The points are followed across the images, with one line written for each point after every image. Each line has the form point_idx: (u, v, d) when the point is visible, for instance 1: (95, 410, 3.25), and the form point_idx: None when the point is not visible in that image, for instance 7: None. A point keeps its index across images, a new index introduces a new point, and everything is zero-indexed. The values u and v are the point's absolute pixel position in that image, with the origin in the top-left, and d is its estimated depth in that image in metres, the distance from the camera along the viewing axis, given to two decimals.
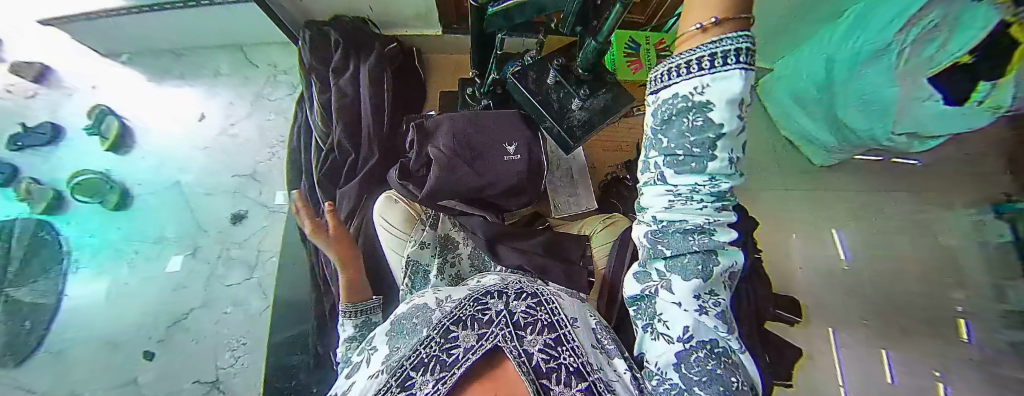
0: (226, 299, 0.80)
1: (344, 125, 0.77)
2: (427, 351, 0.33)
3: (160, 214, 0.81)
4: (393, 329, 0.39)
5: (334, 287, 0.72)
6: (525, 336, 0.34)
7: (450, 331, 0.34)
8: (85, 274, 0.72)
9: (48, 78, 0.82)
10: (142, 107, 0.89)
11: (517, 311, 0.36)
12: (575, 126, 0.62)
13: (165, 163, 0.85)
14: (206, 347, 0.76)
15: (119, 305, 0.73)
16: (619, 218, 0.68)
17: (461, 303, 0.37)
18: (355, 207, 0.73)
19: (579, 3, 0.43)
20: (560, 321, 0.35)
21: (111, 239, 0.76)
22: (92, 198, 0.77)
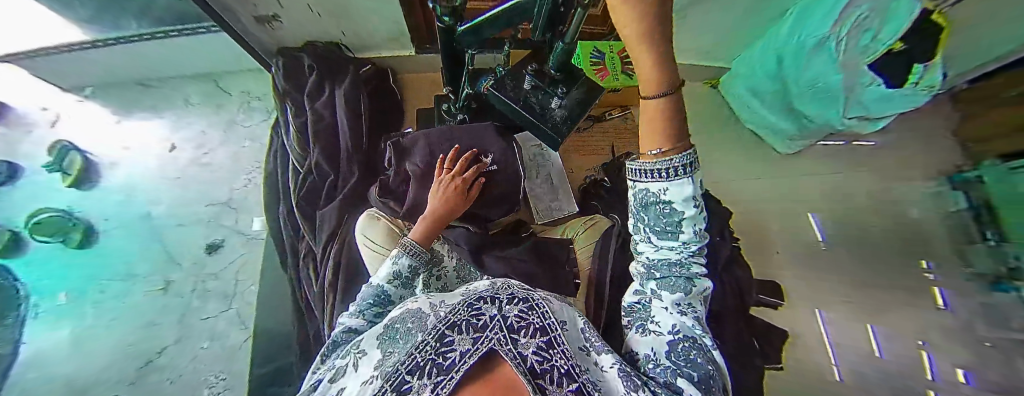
0: (203, 333, 0.76)
1: (321, 147, 0.77)
2: (424, 355, 0.26)
3: (128, 248, 0.79)
4: (386, 333, 0.33)
5: (317, 312, 0.70)
6: (519, 339, 0.27)
7: (445, 336, 0.27)
8: (45, 318, 0.70)
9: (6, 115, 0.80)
10: (108, 140, 0.87)
11: (512, 314, 0.29)
12: (560, 123, 0.66)
13: (132, 195, 0.83)
14: (180, 386, 0.71)
15: (85, 348, 0.70)
16: (598, 219, 0.69)
17: (458, 306, 0.31)
18: (336, 228, 0.71)
19: (545, 17, 0.45)
20: (551, 324, 0.30)
21: (75, 279, 0.74)
22: (53, 237, 0.75)
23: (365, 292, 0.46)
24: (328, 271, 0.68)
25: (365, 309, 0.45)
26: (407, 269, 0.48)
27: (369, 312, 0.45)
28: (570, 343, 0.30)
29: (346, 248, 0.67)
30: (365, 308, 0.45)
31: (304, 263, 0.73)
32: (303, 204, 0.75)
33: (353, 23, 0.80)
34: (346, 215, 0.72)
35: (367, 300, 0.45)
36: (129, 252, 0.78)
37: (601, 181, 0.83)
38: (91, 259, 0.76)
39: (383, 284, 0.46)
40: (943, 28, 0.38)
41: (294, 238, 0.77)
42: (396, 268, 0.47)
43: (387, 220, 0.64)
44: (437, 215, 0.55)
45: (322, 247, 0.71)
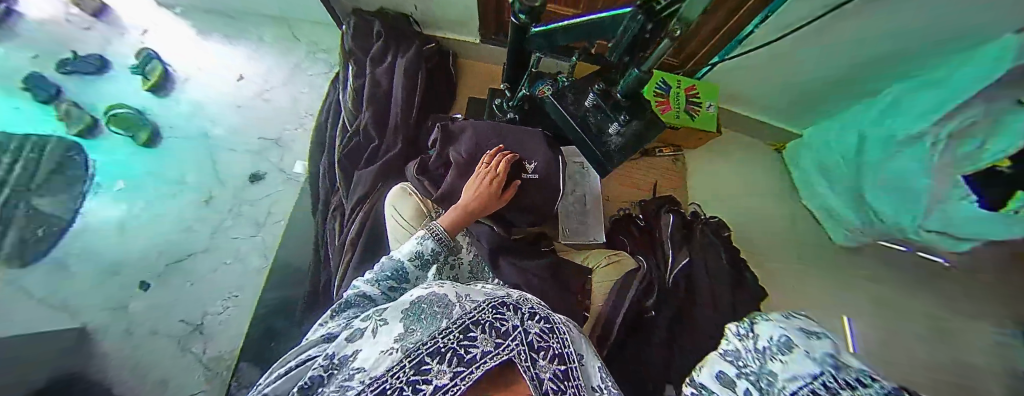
0: (229, 251, 0.81)
1: (373, 112, 0.79)
2: (445, 342, 0.28)
3: (184, 158, 0.87)
4: (411, 308, 0.34)
5: (333, 265, 0.73)
6: (538, 359, 0.29)
7: (467, 330, 0.29)
8: (104, 198, 0.82)
9: (106, 15, 0.97)
10: (184, 56, 0.95)
11: (532, 330, 0.32)
12: (613, 151, 0.70)
13: (197, 113, 0.91)
14: (198, 291, 0.78)
15: (128, 234, 0.80)
16: (623, 256, 0.67)
17: (482, 305, 0.33)
18: (368, 193, 0.73)
19: (631, 38, 0.42)
20: (569, 354, 0.32)
21: (135, 173, 0.85)
22: (124, 131, 0.85)
23: (385, 263, 0.48)
24: (351, 231, 0.71)
25: (381, 281, 0.46)
26: (430, 252, 0.51)
27: (384, 284, 0.46)
28: (583, 379, 0.32)
29: (374, 216, 0.70)
30: (380, 279, 0.46)
31: (332, 216, 0.76)
32: (344, 162, 0.78)
33: (430, 0, 0.81)
34: (381, 183, 0.74)
35: (384, 272, 0.47)
36: (185, 161, 0.87)
37: (634, 217, 0.82)
38: (153, 159, 0.86)
39: (403, 260, 0.49)
40: None
41: (329, 189, 0.81)
42: (420, 248, 0.50)
43: (416, 197, 0.65)
44: (468, 207, 0.56)
45: (352, 207, 0.74)
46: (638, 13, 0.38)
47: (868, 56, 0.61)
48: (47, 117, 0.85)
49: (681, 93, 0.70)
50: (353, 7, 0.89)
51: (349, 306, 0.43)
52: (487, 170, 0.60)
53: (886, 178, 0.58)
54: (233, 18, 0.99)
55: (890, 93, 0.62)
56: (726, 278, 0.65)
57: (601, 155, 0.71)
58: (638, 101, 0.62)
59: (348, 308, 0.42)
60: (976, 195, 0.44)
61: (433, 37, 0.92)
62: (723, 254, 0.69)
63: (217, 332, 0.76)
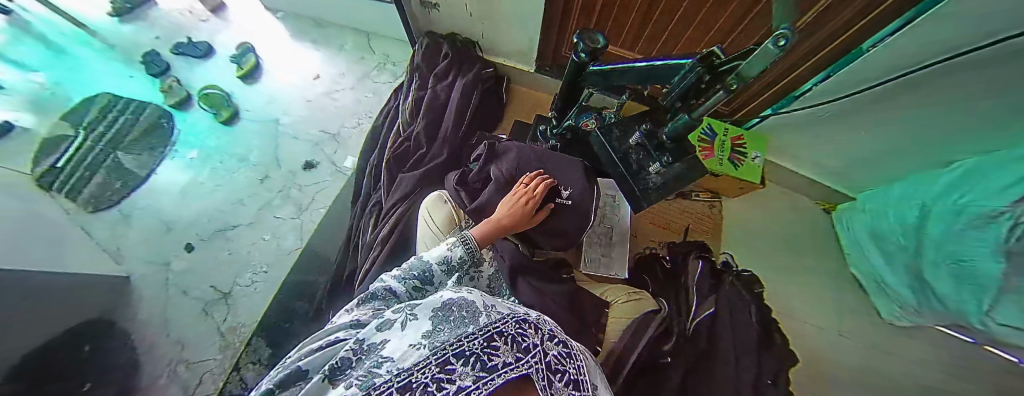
0: (269, 228, 0.87)
1: (426, 122, 0.86)
2: (473, 346, 0.27)
3: (252, 138, 0.97)
4: (441, 309, 0.33)
5: (360, 259, 0.76)
6: (557, 383, 0.27)
7: (495, 339, 0.28)
8: (176, 161, 0.94)
9: (222, 11, 1.14)
10: (274, 52, 1.09)
11: (553, 352, 0.30)
12: (651, 189, 0.65)
13: (274, 101, 1.02)
14: (231, 261, 0.84)
15: (188, 199, 0.90)
16: (644, 297, 0.65)
17: (509, 317, 0.32)
18: (407, 194, 0.78)
19: (684, 86, 0.46)
20: (588, 386, 0.30)
21: (207, 145, 0.96)
22: (210, 108, 0.99)
23: (413, 262, 0.50)
24: (385, 227, 0.74)
25: (406, 280, 0.48)
26: (459, 258, 0.54)
27: (409, 283, 0.48)
28: None
29: (409, 216, 0.73)
30: (407, 278, 0.48)
31: (370, 212, 0.81)
32: (391, 163, 0.83)
33: (496, 32, 0.89)
34: (420, 188, 0.78)
35: (412, 271, 0.49)
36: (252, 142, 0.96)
37: (661, 259, 0.82)
38: (225, 135, 0.97)
39: (431, 262, 0.51)
40: None
41: (371, 186, 0.86)
42: (448, 254, 0.53)
43: (451, 206, 0.69)
44: (501, 224, 0.59)
45: (390, 205, 0.78)
46: (696, 65, 0.42)
47: (928, 132, 0.59)
48: (155, 90, 1.03)
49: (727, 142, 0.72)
50: (427, 31, 0.98)
51: (374, 298, 0.44)
52: (524, 191, 0.62)
53: (951, 259, 0.54)
54: (322, 26, 1.14)
55: (962, 165, 0.57)
56: (753, 333, 0.59)
57: (638, 192, 0.66)
58: (683, 144, 0.62)
59: (373, 302, 0.43)
60: None
61: (494, 64, 0.99)
62: (753, 313, 0.63)
63: (243, 303, 0.81)
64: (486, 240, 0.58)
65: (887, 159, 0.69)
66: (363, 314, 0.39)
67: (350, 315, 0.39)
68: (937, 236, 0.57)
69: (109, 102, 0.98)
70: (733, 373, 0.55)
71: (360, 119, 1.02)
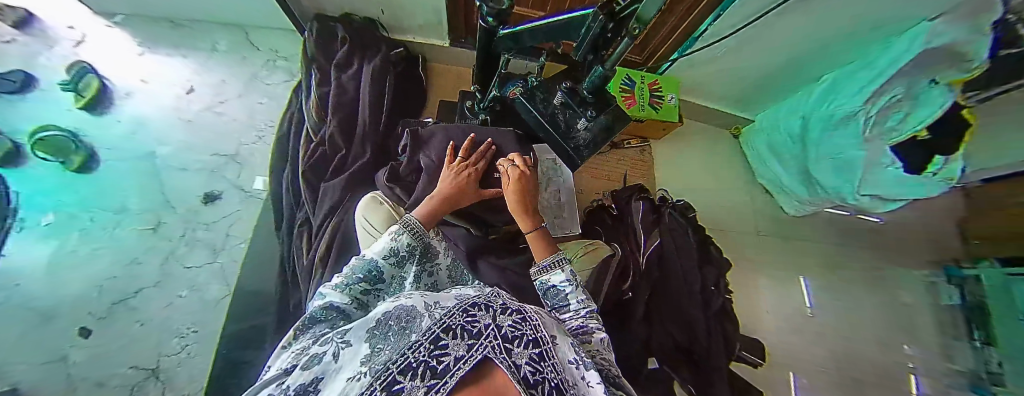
0: (183, 281, 0.71)
1: (338, 121, 0.77)
2: (415, 356, 0.26)
3: (125, 182, 0.76)
4: (374, 329, 0.32)
5: (301, 286, 0.69)
6: (514, 349, 0.30)
7: (439, 337, 0.29)
8: (27, 237, 0.66)
9: (30, 25, 0.84)
10: (120, 68, 0.87)
11: (504, 323, 0.33)
12: (582, 146, 0.72)
13: (141, 130, 0.82)
14: (149, 333, 0.66)
15: (61, 276, 0.65)
16: (599, 245, 0.68)
17: (449, 309, 0.33)
18: (337, 205, 0.71)
19: (591, 36, 0.45)
20: (543, 337, 0.35)
21: (64, 202, 0.71)
22: (53, 156, 0.73)
23: (355, 265, 0.46)
24: (321, 244, 0.68)
25: (351, 286, 0.44)
26: (404, 248, 0.50)
27: (355, 289, 0.44)
28: (560, 358, 0.34)
29: (343, 227, 0.67)
30: (351, 283, 0.44)
31: (298, 232, 0.73)
32: (309, 174, 0.75)
33: (396, 7, 0.81)
34: (349, 193, 0.72)
35: (355, 274, 0.45)
36: (122, 185, 0.76)
37: (608, 208, 0.83)
38: (84, 186, 0.73)
39: (376, 258, 0.47)
40: (970, 124, 0.45)
41: (293, 204, 0.78)
42: (394, 245, 0.49)
43: (388, 206, 0.63)
44: (444, 201, 0.56)
45: (319, 221, 0.71)
46: (599, 14, 0.40)
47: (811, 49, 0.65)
48: None
49: (646, 87, 0.78)
50: (317, 13, 0.88)
51: (312, 324, 0.38)
52: (508, 168, 0.58)
53: (830, 159, 0.64)
54: (182, 27, 0.94)
55: (830, 76, 0.66)
56: (693, 256, 0.69)
57: (571, 152, 0.73)
58: (603, 96, 0.62)
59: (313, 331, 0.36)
60: (899, 160, 0.53)
61: (401, 42, 0.92)
62: (689, 235, 0.73)
63: (177, 376, 0.64)
64: (540, 227, 0.54)
65: (768, 83, 0.79)
66: (299, 348, 0.32)
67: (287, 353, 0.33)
68: (815, 136, 0.67)
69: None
70: (683, 284, 0.66)
71: (260, 132, 0.89)
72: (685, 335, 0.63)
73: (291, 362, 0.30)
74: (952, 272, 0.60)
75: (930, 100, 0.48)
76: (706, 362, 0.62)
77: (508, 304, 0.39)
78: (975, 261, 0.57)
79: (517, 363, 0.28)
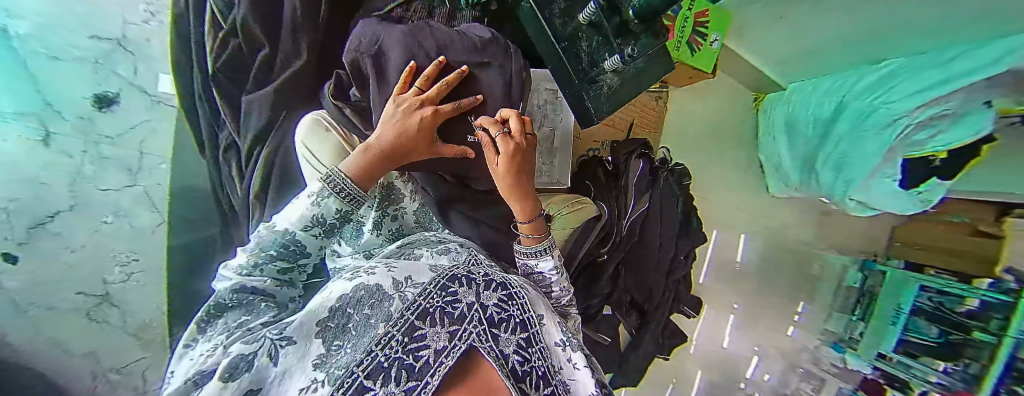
0: (104, 206, 0.66)
1: (250, 2, 0.60)
2: (386, 354, 0.29)
3: None
4: (328, 321, 0.32)
5: (241, 213, 0.72)
6: (500, 336, 0.35)
7: (414, 329, 0.31)
8: None
9: None
10: None
11: (490, 305, 0.37)
12: (604, 94, 0.64)
13: None
14: (87, 258, 0.63)
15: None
16: (586, 205, 0.69)
17: (424, 290, 0.35)
18: (270, 124, 0.64)
19: None
20: (530, 320, 0.40)
21: None
22: None
23: (264, 239, 0.38)
24: (256, 171, 0.65)
25: (262, 267, 0.40)
26: (331, 215, 0.41)
27: (270, 268, 0.41)
28: (546, 339, 0.41)
29: (282, 157, 0.63)
30: (262, 264, 0.40)
31: (227, 159, 0.71)
32: (221, 79, 0.64)
33: None
34: (286, 110, 0.63)
35: (267, 251, 0.39)
36: None
37: (604, 162, 0.85)
38: None
39: (293, 231, 0.39)
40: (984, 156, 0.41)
41: (213, 121, 0.73)
42: (316, 213, 0.39)
43: (337, 134, 0.53)
44: (388, 153, 0.43)
45: (248, 147, 0.66)
46: None
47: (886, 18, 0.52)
48: None
49: (691, 17, 0.63)
50: None
51: (218, 315, 0.39)
52: (490, 147, 0.48)
53: (837, 161, 0.64)
54: None
55: (895, 63, 0.54)
56: (674, 226, 0.73)
57: (587, 97, 0.63)
58: (652, 26, 0.54)
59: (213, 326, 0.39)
60: (901, 174, 0.50)
61: None
62: (677, 205, 0.75)
63: (132, 300, 0.70)
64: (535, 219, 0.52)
65: (824, 47, 0.67)
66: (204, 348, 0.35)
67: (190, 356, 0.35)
68: (844, 131, 0.62)
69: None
70: (658, 253, 0.73)
71: (150, 6, 0.71)
72: (641, 294, 0.75)
73: (204, 359, 0.32)
74: (867, 264, 0.58)
75: (965, 123, 0.40)
76: (650, 314, 0.75)
77: (494, 278, 0.41)
78: (891, 258, 0.55)
79: (505, 355, 0.33)
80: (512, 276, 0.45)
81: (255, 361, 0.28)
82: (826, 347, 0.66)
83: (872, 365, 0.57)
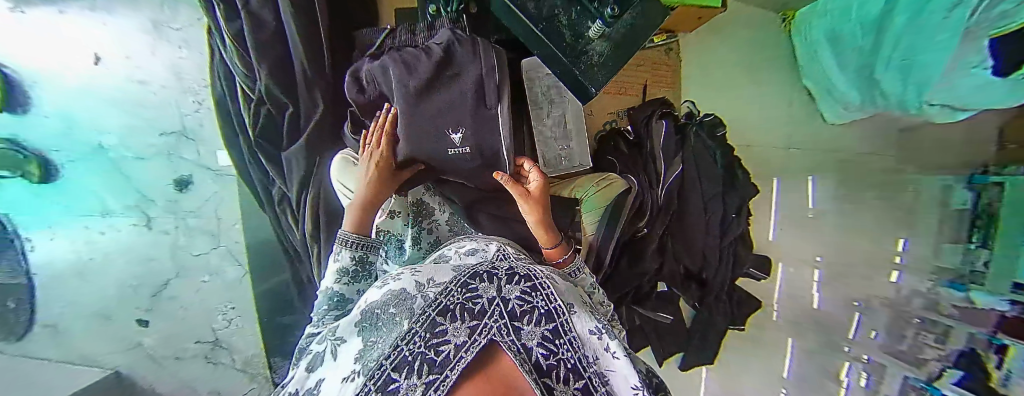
0: (202, 268, 0.94)
1: (267, 71, 0.67)
2: (412, 348, 0.31)
3: (83, 187, 0.91)
4: (363, 320, 0.37)
5: (303, 255, 0.81)
6: (523, 329, 0.34)
7: (435, 325, 0.33)
8: (62, 236, 0.93)
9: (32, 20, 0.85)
10: (67, 56, 0.87)
11: (511, 298, 0.37)
12: (597, 64, 0.60)
13: (75, 125, 0.89)
14: (197, 312, 0.95)
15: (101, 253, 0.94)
16: (614, 180, 0.67)
17: (445, 289, 0.37)
18: (309, 172, 0.71)
19: None
20: (558, 310, 0.38)
21: (59, 213, 0.92)
22: (16, 172, 0.89)
23: (320, 301, 0.48)
24: (306, 215, 0.73)
25: (322, 322, 0.47)
26: (352, 264, 0.50)
27: (329, 322, 0.47)
28: (578, 330, 0.39)
29: (324, 198, 0.70)
30: (324, 318, 0.47)
31: (282, 210, 0.79)
32: (263, 143, 0.73)
33: None
34: (318, 157, 0.69)
35: (323, 309, 0.48)
36: (89, 190, 0.91)
37: (624, 133, 0.80)
38: (59, 196, 0.92)
39: (330, 285, 0.48)
40: None
41: (264, 180, 0.81)
42: (341, 265, 0.49)
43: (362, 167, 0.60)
44: (366, 204, 0.53)
45: (297, 194, 0.74)
46: None
47: None
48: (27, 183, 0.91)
49: None
50: None
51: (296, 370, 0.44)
52: (515, 185, 0.54)
53: (900, 64, 0.53)
54: None
55: None
56: (717, 183, 0.66)
57: (580, 73, 0.60)
58: None
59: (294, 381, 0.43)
60: (992, 60, 0.38)
61: None
62: (717, 160, 0.67)
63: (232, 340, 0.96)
64: (561, 243, 0.55)
65: None
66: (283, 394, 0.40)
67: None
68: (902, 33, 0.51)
69: (7, 222, 0.91)
70: (703, 218, 0.67)
71: (197, 97, 0.88)
72: (695, 262, 0.69)
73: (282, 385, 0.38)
74: (976, 177, 0.40)
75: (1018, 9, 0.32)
76: (710, 283, 0.69)
77: (516, 270, 0.41)
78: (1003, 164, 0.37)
79: (527, 348, 0.33)
80: (539, 267, 0.45)
81: (323, 353, 0.37)
82: (942, 288, 0.46)
83: (1007, 299, 0.37)
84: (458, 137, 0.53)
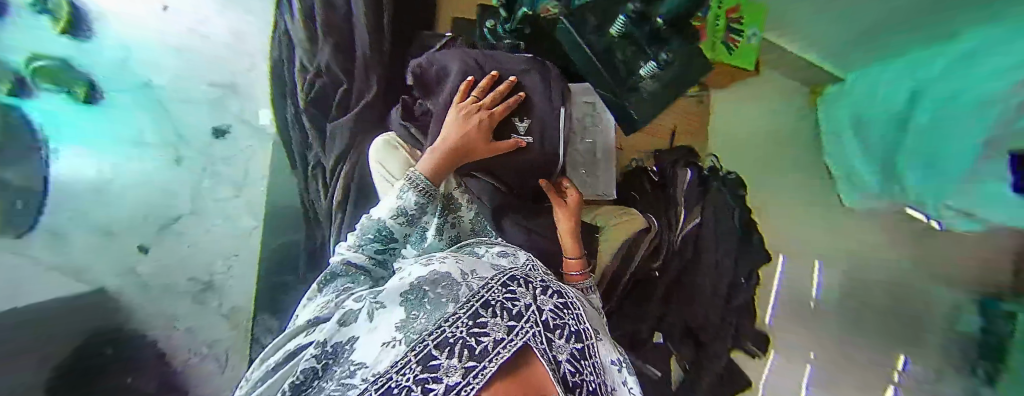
0: (220, 216, 0.95)
1: (333, 48, 0.72)
2: (453, 332, 0.31)
3: None
4: (409, 292, 0.36)
5: (326, 226, 0.83)
6: (554, 341, 0.35)
7: (478, 315, 0.33)
8: None
9: None
10: None
11: (546, 310, 0.37)
12: (646, 98, 0.61)
13: None
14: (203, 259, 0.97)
15: None
16: (633, 217, 0.76)
17: (487, 284, 0.37)
18: (348, 147, 0.74)
19: None
20: (585, 332, 0.39)
21: None
22: None
23: (365, 226, 0.49)
24: (338, 188, 0.75)
25: (365, 245, 0.49)
26: (411, 207, 0.49)
27: (369, 249, 0.49)
28: (597, 356, 0.39)
29: (358, 175, 0.72)
30: (364, 244, 0.49)
31: (314, 178, 0.81)
32: (311, 111, 0.77)
33: None
34: (361, 134, 0.73)
35: (366, 235, 0.48)
36: None
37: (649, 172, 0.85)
38: None
39: (384, 219, 0.48)
40: None
41: (301, 145, 0.83)
42: (401, 204, 0.48)
43: (404, 151, 0.63)
44: (449, 157, 0.51)
45: (332, 166, 0.76)
46: None
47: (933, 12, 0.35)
48: None
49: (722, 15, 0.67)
50: None
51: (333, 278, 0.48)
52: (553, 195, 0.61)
53: None
54: None
55: None
56: (732, 242, 0.65)
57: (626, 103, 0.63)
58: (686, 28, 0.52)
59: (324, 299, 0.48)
60: None
61: None
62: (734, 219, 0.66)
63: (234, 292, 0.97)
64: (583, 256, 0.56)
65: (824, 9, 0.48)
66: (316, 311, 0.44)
67: (311, 306, 0.46)
68: (925, 124, 0.33)
69: None
70: (713, 274, 0.67)
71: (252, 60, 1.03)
72: (693, 320, 0.69)
73: (318, 310, 0.43)
74: None
75: None
76: (707, 346, 0.68)
77: (550, 286, 0.42)
78: None
79: (558, 360, 0.33)
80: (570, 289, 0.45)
81: (360, 314, 0.37)
82: None
83: None
84: (523, 126, 0.58)
